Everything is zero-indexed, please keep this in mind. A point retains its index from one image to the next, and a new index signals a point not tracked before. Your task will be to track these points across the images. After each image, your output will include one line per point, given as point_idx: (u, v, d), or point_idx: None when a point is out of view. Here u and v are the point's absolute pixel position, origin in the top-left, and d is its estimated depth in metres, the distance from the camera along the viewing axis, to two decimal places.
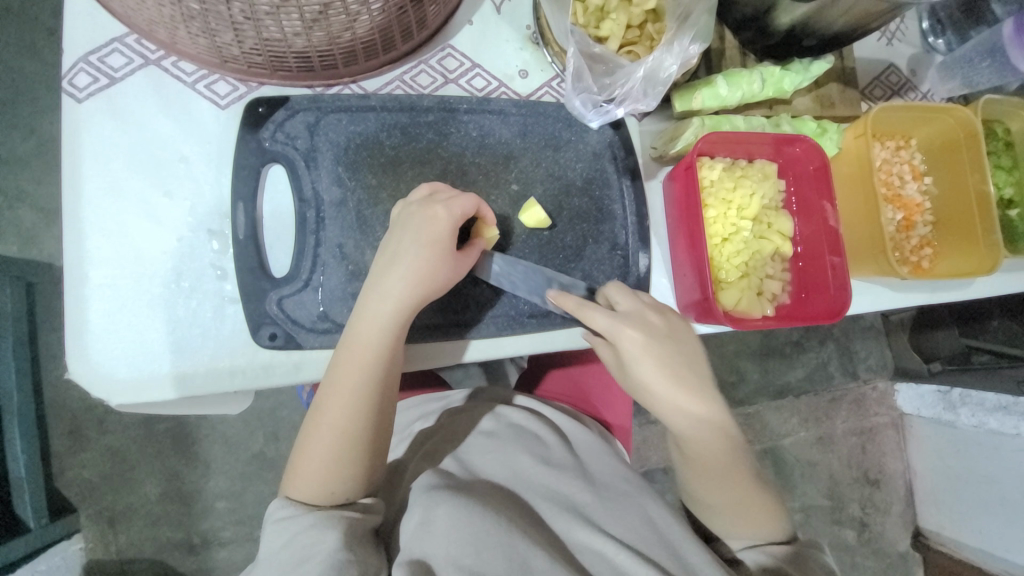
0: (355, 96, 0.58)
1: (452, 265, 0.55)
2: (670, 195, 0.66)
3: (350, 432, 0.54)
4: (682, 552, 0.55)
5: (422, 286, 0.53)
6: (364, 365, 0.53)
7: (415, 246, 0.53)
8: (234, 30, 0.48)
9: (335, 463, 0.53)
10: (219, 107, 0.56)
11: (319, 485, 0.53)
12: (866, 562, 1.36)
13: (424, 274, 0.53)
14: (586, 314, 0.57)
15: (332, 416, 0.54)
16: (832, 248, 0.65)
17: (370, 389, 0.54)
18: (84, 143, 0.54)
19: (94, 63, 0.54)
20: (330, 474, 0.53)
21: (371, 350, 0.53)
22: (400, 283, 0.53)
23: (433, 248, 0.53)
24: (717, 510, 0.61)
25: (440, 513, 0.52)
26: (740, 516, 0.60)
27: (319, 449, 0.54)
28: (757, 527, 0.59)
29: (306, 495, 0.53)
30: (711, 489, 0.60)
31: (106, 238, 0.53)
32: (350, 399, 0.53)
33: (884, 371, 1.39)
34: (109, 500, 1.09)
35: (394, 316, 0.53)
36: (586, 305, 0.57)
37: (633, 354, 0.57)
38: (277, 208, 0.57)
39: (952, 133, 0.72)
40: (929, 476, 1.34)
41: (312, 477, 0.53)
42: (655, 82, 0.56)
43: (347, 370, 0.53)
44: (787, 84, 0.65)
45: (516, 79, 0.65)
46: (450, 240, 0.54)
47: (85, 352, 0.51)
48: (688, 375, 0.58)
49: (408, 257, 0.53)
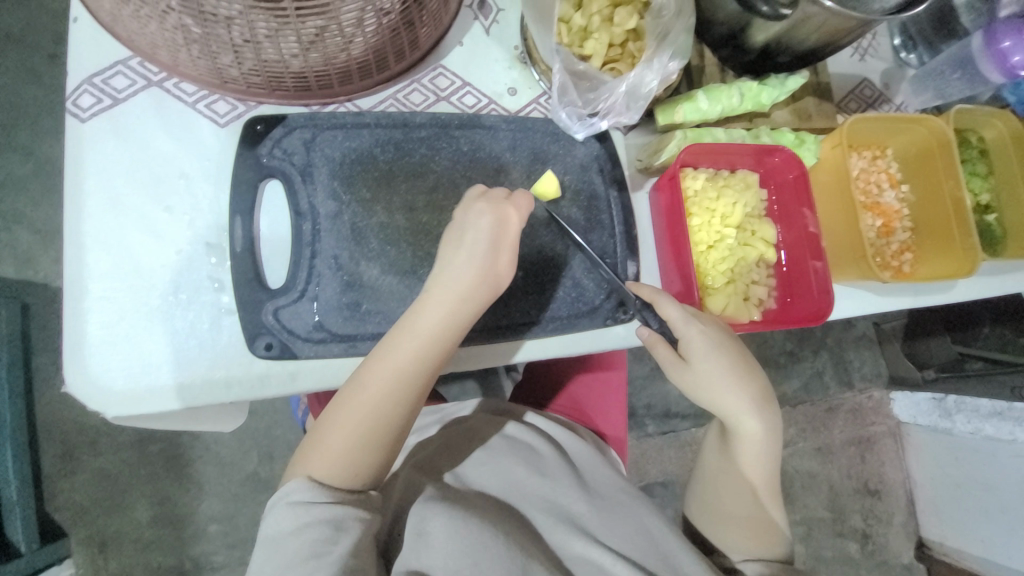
0: (350, 113, 0.60)
1: (509, 260, 0.56)
2: (656, 205, 0.69)
3: (386, 413, 0.53)
4: (674, 562, 0.56)
5: (484, 285, 0.55)
6: (418, 353, 0.53)
7: (484, 245, 0.54)
8: (234, 52, 0.51)
9: (364, 442, 0.52)
10: (218, 125, 0.58)
11: (341, 464, 0.51)
12: (870, 575, 1.35)
13: (485, 276, 0.55)
14: (660, 300, 0.61)
15: (373, 394, 0.52)
16: (814, 253, 0.67)
17: (416, 377, 0.54)
18: (86, 161, 0.55)
19: (98, 85, 0.57)
20: (355, 451, 0.52)
21: (427, 341, 0.54)
22: (464, 278, 0.54)
23: (498, 251, 0.55)
24: (726, 522, 0.62)
25: (438, 525, 0.51)
26: (746, 530, 0.61)
27: (350, 424, 0.52)
28: (762, 549, 0.60)
29: (322, 475, 0.51)
30: (723, 489, 0.63)
31: (106, 252, 0.54)
32: (393, 383, 0.53)
33: (878, 380, 1.40)
34: (100, 524, 1.07)
35: (458, 309, 0.54)
36: (660, 294, 0.61)
37: (700, 344, 0.60)
38: (275, 224, 0.58)
39: (926, 143, 0.76)
40: (929, 484, 1.34)
41: (337, 457, 0.51)
42: (636, 97, 0.59)
43: (401, 353, 0.53)
44: (765, 97, 0.69)
45: (505, 97, 0.67)
46: (510, 240, 0.56)
47: (82, 365, 0.52)
48: (749, 383, 0.61)
49: (474, 254, 0.54)
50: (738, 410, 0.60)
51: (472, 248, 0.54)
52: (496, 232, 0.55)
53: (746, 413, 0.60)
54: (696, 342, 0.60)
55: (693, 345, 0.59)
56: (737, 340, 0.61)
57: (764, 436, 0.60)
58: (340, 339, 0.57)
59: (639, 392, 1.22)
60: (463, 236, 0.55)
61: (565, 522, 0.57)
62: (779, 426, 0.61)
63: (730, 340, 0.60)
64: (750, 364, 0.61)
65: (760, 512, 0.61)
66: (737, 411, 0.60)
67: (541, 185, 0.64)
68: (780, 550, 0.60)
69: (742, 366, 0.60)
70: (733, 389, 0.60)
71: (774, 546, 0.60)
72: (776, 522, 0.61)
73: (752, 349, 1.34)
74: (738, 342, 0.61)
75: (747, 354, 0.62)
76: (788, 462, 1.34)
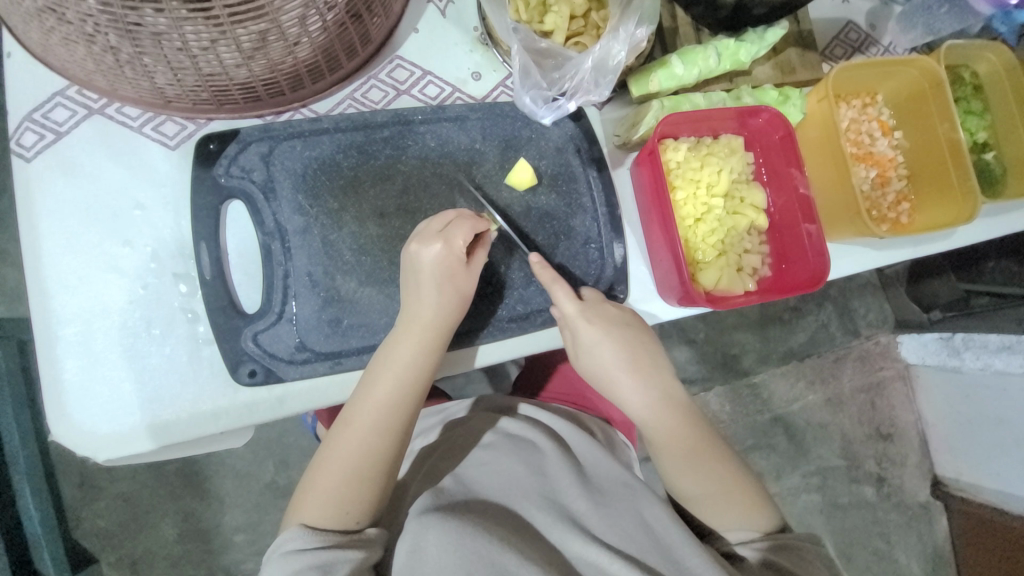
0: (307, 121, 0.57)
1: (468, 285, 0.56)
2: (638, 181, 0.65)
3: (371, 452, 0.54)
4: (673, 554, 0.54)
5: (449, 314, 0.55)
6: (394, 388, 0.54)
7: (438, 276, 0.54)
8: (172, 69, 0.47)
9: (354, 484, 0.53)
10: (169, 149, 0.56)
11: (334, 507, 0.52)
12: (888, 516, 1.37)
13: (449, 303, 0.55)
14: (554, 291, 0.59)
15: (359, 435, 0.53)
16: (806, 215, 0.64)
17: (398, 411, 0.54)
18: (38, 201, 0.53)
19: (39, 120, 0.54)
20: (347, 494, 0.52)
21: (399, 379, 0.54)
22: (427, 310, 0.54)
23: (454, 278, 0.54)
24: (704, 502, 0.60)
25: (431, 539, 0.51)
26: (725, 505, 0.60)
27: (338, 467, 0.53)
28: (749, 517, 0.59)
29: (318, 521, 0.52)
30: (685, 474, 0.61)
31: (71, 294, 0.52)
32: (376, 422, 0.54)
33: (885, 325, 1.38)
34: (128, 546, 1.09)
35: (426, 340, 0.54)
36: (557, 281, 0.59)
37: (589, 337, 0.59)
38: (243, 245, 0.56)
39: (917, 85, 0.72)
40: (942, 424, 1.34)
41: (329, 501, 0.52)
42: (605, 71, 0.55)
43: (377, 392, 0.54)
44: (744, 55, 0.65)
45: (469, 83, 0.64)
46: (458, 262, 0.54)
47: (63, 412, 0.51)
48: (642, 360, 0.61)
49: (432, 284, 0.54)
50: (633, 395, 0.61)
51: (429, 278, 0.54)
52: (448, 259, 0.53)
53: (639, 399, 0.61)
54: (586, 333, 0.59)
55: (582, 338, 0.59)
56: (623, 323, 0.61)
57: (665, 406, 0.62)
58: (325, 358, 0.55)
59: None
60: (418, 264, 0.54)
61: (564, 519, 0.56)
62: (679, 390, 0.63)
63: (619, 325, 0.60)
64: (638, 342, 0.61)
65: (725, 483, 0.60)
66: (630, 397, 0.61)
67: (514, 173, 0.61)
68: (765, 515, 0.59)
69: (630, 353, 0.60)
70: (624, 376, 0.61)
71: (757, 512, 0.59)
72: (746, 487, 0.61)
73: (755, 309, 1.32)
74: (628, 327, 0.61)
75: (638, 338, 0.61)
76: (800, 416, 1.34)
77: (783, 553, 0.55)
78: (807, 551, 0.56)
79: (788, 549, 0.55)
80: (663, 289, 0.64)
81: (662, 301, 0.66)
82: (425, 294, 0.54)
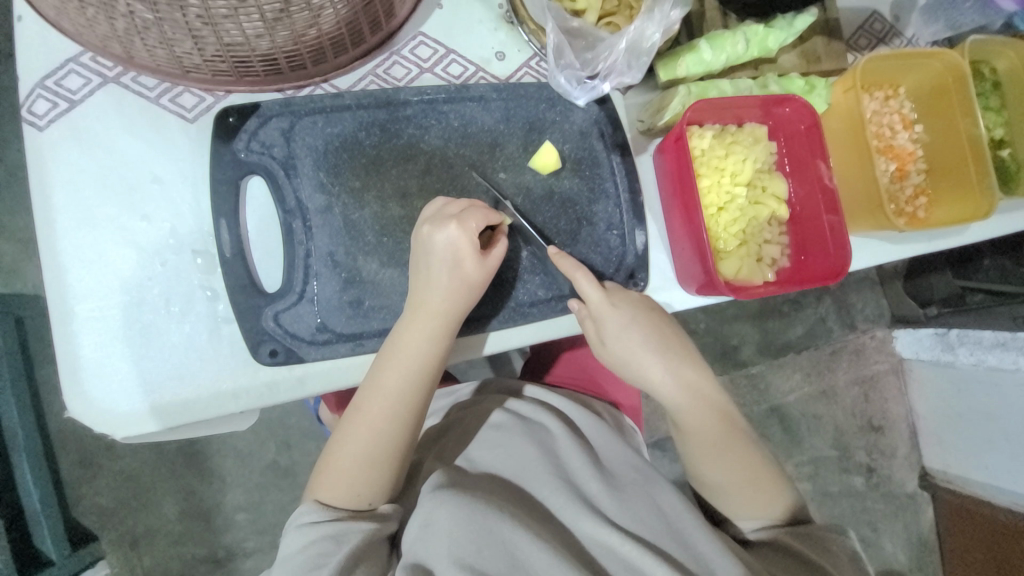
0: (328, 96, 0.56)
1: (481, 272, 0.54)
2: (662, 168, 0.65)
3: (383, 437, 0.53)
4: (686, 540, 0.55)
5: (459, 301, 0.53)
6: (404, 375, 0.53)
7: (448, 263, 0.53)
8: (192, 38, 0.46)
9: (367, 468, 0.53)
10: (187, 121, 0.54)
11: (347, 488, 0.52)
12: (876, 505, 1.40)
13: (459, 290, 0.53)
14: (578, 279, 0.58)
15: (370, 421, 0.53)
16: (829, 207, 0.64)
17: (409, 397, 0.54)
18: (50, 171, 0.51)
19: (52, 87, 0.52)
20: (361, 476, 0.53)
21: (409, 364, 0.53)
22: (434, 296, 0.53)
23: (464, 266, 0.53)
24: (730, 492, 0.62)
25: (444, 512, 0.52)
26: (749, 497, 0.61)
27: (351, 450, 0.53)
28: (770, 510, 0.60)
29: (332, 500, 0.52)
30: (707, 461, 0.62)
31: (86, 270, 0.51)
32: (386, 407, 0.53)
33: (882, 320, 1.40)
34: (129, 523, 1.09)
35: (436, 328, 0.53)
36: (579, 269, 0.58)
37: (619, 326, 0.59)
38: (263, 224, 0.55)
39: (941, 78, 0.72)
40: (932, 417, 1.37)
41: (342, 481, 0.52)
42: (638, 53, 0.53)
43: (387, 377, 0.53)
44: (772, 42, 0.64)
45: (493, 62, 0.62)
46: (472, 252, 0.53)
47: (81, 388, 0.50)
48: (672, 347, 0.62)
49: (441, 271, 0.53)
50: (668, 384, 0.62)
51: (442, 259, 0.52)
52: (459, 247, 0.52)
53: (676, 384, 0.62)
54: (613, 323, 0.59)
55: (608, 322, 0.59)
56: (650, 309, 0.62)
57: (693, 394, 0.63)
58: (346, 339, 0.55)
59: None
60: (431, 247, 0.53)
61: (578, 503, 0.57)
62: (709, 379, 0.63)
63: (645, 312, 0.61)
64: (668, 330, 0.62)
65: (744, 471, 0.62)
66: (656, 379, 0.62)
67: (540, 157, 0.60)
68: (784, 502, 0.61)
69: (659, 338, 0.61)
70: (655, 361, 0.61)
71: (780, 506, 0.61)
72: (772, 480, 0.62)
73: (756, 301, 1.33)
74: (653, 313, 0.62)
75: (665, 322, 0.62)
76: (795, 407, 1.36)
77: (810, 542, 0.57)
78: (837, 544, 0.57)
79: (818, 539, 0.57)
80: (685, 278, 0.64)
81: (682, 289, 0.66)
82: (434, 282, 0.53)
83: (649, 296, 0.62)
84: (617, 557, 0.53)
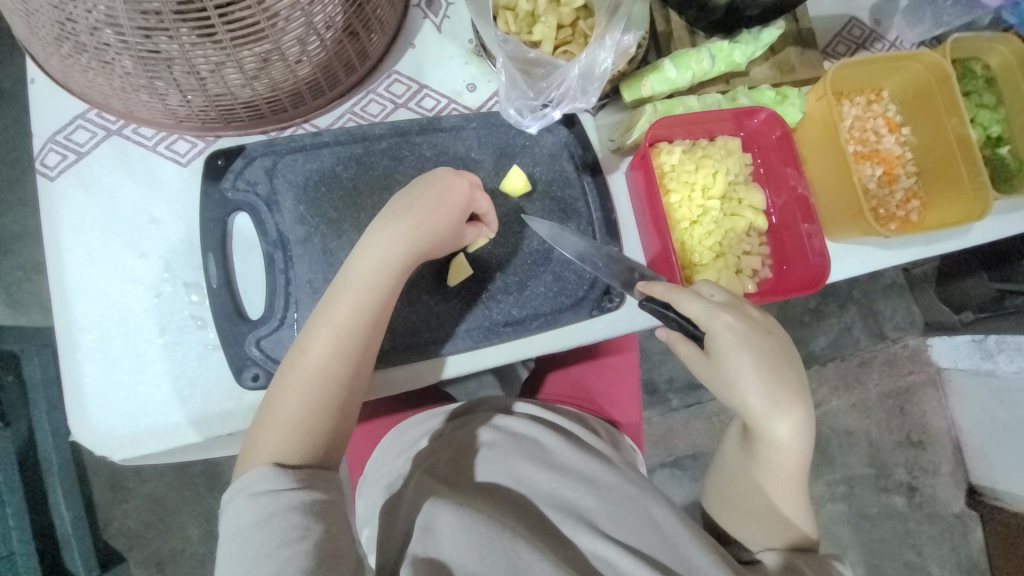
0: (308, 135, 0.60)
1: (445, 215, 0.54)
2: (634, 184, 0.66)
3: (329, 381, 0.50)
4: (683, 554, 0.55)
5: (417, 241, 0.53)
6: (356, 316, 0.51)
7: (412, 205, 0.53)
8: (181, 91, 0.50)
9: (309, 408, 0.49)
10: (181, 165, 0.59)
11: (288, 440, 0.48)
12: (919, 527, 1.31)
13: (418, 229, 0.53)
14: (677, 297, 0.56)
15: (317, 364, 0.50)
16: (805, 216, 0.63)
17: (357, 339, 0.51)
18: (61, 216, 0.57)
19: (62, 142, 0.58)
20: (305, 426, 0.49)
21: (363, 303, 0.51)
22: (393, 235, 0.52)
23: (427, 206, 0.53)
24: (755, 518, 0.59)
25: (444, 519, 0.52)
26: (774, 527, 0.58)
27: (294, 398, 0.49)
28: (785, 539, 0.58)
29: (272, 455, 0.47)
30: (745, 491, 0.60)
31: (90, 304, 0.56)
32: (334, 349, 0.50)
33: (913, 328, 1.33)
34: (155, 545, 1.14)
35: (393, 268, 0.53)
36: (676, 291, 0.56)
37: (727, 344, 0.54)
38: (249, 257, 0.59)
39: (922, 79, 0.70)
40: (976, 430, 1.28)
41: (282, 432, 0.48)
42: (592, 78, 0.56)
43: (337, 317, 0.51)
44: (739, 56, 0.64)
45: (464, 94, 0.66)
46: (441, 200, 0.54)
47: (85, 414, 0.54)
48: (783, 378, 0.54)
49: (402, 213, 0.53)
50: (771, 416, 0.53)
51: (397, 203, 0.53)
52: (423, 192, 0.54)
53: (777, 417, 0.53)
54: (723, 340, 0.54)
55: (718, 341, 0.54)
56: (765, 332, 0.55)
57: (792, 434, 0.54)
58: None
59: (659, 367, 1.21)
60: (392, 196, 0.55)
61: (574, 517, 0.56)
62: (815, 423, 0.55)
63: (760, 336, 0.54)
64: (781, 358, 0.55)
65: (785, 510, 0.58)
66: (765, 412, 0.54)
67: (508, 179, 0.62)
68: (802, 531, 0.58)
69: (770, 365, 0.54)
70: (760, 389, 0.53)
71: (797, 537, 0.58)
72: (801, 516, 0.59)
73: (771, 312, 1.29)
74: (769, 337, 0.55)
75: (778, 349, 0.55)
76: (822, 422, 1.30)
77: (805, 559, 0.56)
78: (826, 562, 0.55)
79: (809, 558, 0.56)
80: None
81: None
82: (394, 221, 0.52)
83: (771, 316, 0.56)
84: (613, 569, 0.53)
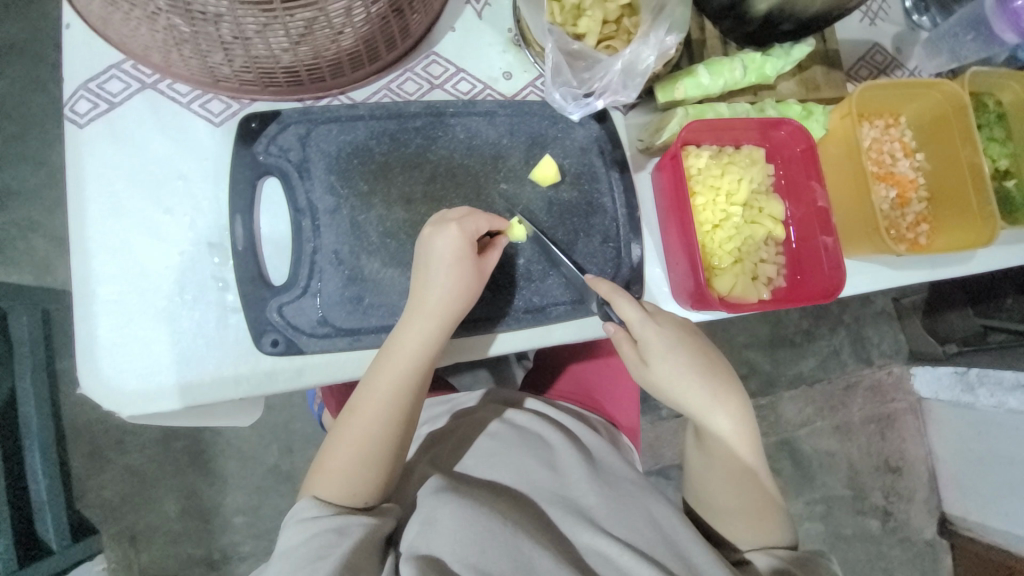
0: (344, 106, 0.60)
1: (477, 274, 0.57)
2: (659, 185, 0.67)
3: (378, 436, 0.55)
4: (682, 554, 0.55)
5: (454, 303, 0.55)
6: (400, 372, 0.55)
7: (447, 264, 0.55)
8: (224, 50, 0.50)
9: (360, 458, 0.54)
10: (213, 125, 0.58)
11: (342, 485, 0.54)
12: (891, 551, 1.34)
13: (455, 293, 0.55)
14: (616, 299, 0.59)
15: (365, 420, 0.55)
16: (824, 229, 0.65)
17: (402, 394, 0.55)
18: (86, 165, 0.56)
19: (94, 90, 0.57)
20: (355, 474, 0.54)
21: (404, 362, 0.55)
22: (432, 297, 0.55)
23: (462, 266, 0.55)
24: (731, 514, 0.61)
25: (446, 513, 0.52)
26: (752, 522, 0.60)
27: (347, 447, 0.55)
28: (766, 535, 0.60)
29: (328, 495, 0.54)
30: (712, 484, 0.62)
31: (110, 256, 0.55)
32: (381, 405, 0.55)
33: (899, 356, 1.36)
34: (131, 518, 1.11)
35: (430, 328, 0.55)
36: (617, 291, 0.59)
37: (662, 347, 0.59)
38: (275, 223, 0.59)
39: (941, 108, 0.73)
40: (952, 460, 1.32)
41: (336, 477, 0.54)
42: (633, 74, 0.57)
43: (382, 375, 0.55)
44: (770, 69, 0.66)
45: (499, 81, 0.66)
46: (471, 254, 0.56)
47: (95, 368, 0.53)
48: (712, 376, 0.61)
49: (439, 273, 0.55)
50: (706, 409, 0.61)
51: (437, 259, 0.55)
52: (456, 249, 0.55)
53: (714, 407, 0.61)
54: (655, 343, 0.59)
55: (652, 346, 0.59)
56: (692, 334, 0.62)
57: (727, 423, 0.61)
58: (344, 333, 0.57)
59: None
60: (423, 245, 0.56)
61: (576, 513, 0.57)
62: (747, 412, 0.62)
63: (690, 337, 0.61)
64: (711, 356, 0.62)
65: (756, 499, 0.61)
66: (699, 407, 0.61)
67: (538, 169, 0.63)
68: (779, 524, 0.61)
69: (703, 363, 0.61)
70: (697, 385, 0.61)
71: (776, 533, 0.60)
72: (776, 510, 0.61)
73: (766, 329, 1.32)
74: (699, 338, 0.62)
75: (709, 349, 0.62)
76: (806, 441, 1.32)
77: (799, 563, 0.57)
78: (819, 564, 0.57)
79: (802, 560, 0.57)
80: (679, 293, 0.66)
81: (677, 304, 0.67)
82: (432, 284, 0.55)
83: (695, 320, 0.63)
84: (613, 566, 0.53)
